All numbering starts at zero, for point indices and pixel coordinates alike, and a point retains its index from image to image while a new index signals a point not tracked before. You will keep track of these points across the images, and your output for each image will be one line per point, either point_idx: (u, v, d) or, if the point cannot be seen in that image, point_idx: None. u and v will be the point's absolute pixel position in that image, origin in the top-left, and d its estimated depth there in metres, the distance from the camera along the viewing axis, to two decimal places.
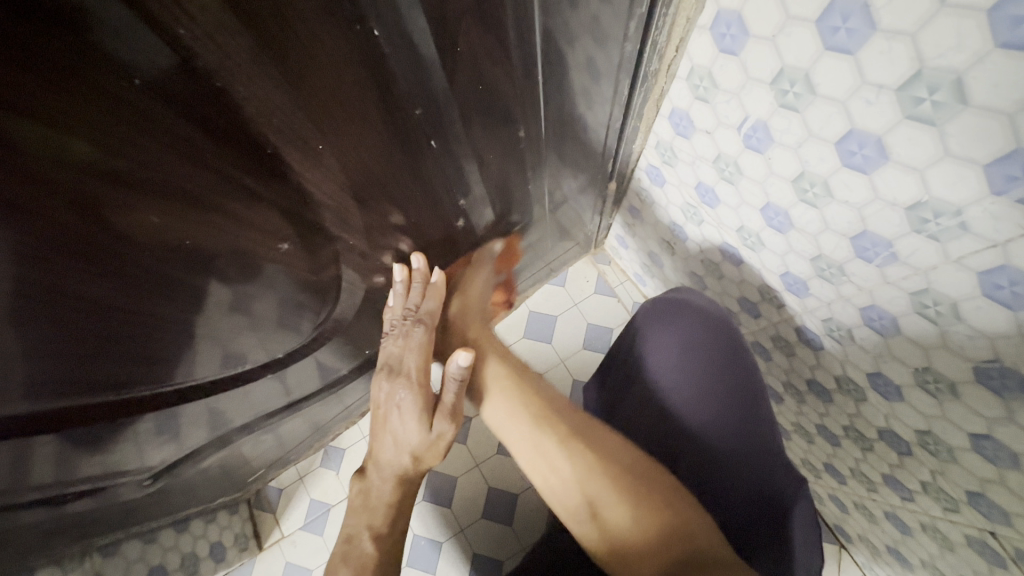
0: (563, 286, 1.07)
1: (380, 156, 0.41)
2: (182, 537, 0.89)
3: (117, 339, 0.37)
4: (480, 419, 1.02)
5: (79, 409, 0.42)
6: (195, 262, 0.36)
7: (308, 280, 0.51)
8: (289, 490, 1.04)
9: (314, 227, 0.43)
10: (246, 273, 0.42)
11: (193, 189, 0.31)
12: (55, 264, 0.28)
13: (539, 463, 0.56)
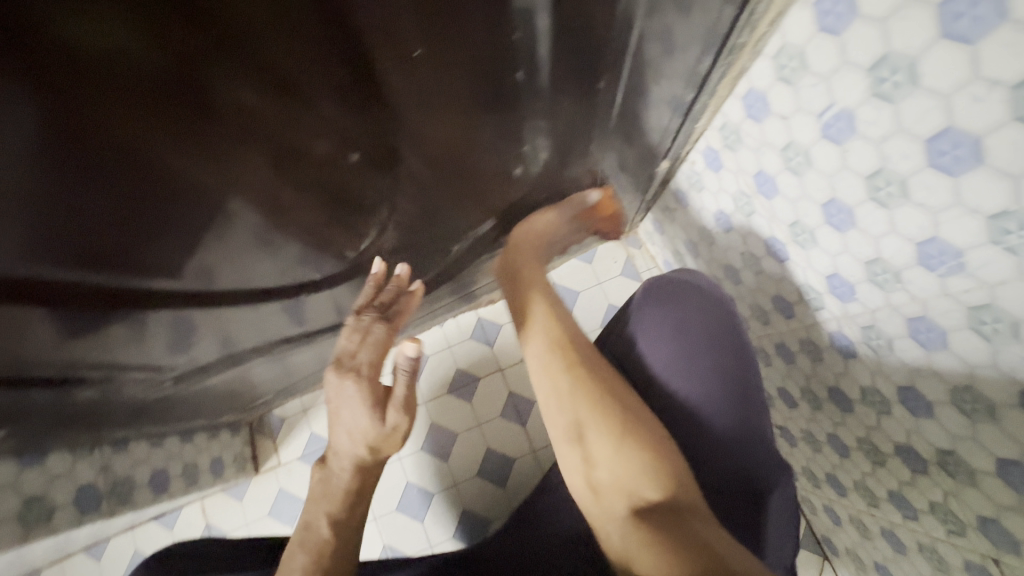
0: (589, 263, 1.06)
1: (428, 71, 0.45)
2: (184, 447, 0.91)
3: (160, 197, 0.41)
4: (487, 381, 1.02)
5: (105, 270, 0.45)
6: (241, 141, 0.41)
7: (333, 195, 0.54)
8: (291, 419, 1.06)
9: None
10: (286, 172, 0.47)
11: (260, 62, 0.35)
12: (124, 99, 0.32)
13: (541, 386, 0.57)
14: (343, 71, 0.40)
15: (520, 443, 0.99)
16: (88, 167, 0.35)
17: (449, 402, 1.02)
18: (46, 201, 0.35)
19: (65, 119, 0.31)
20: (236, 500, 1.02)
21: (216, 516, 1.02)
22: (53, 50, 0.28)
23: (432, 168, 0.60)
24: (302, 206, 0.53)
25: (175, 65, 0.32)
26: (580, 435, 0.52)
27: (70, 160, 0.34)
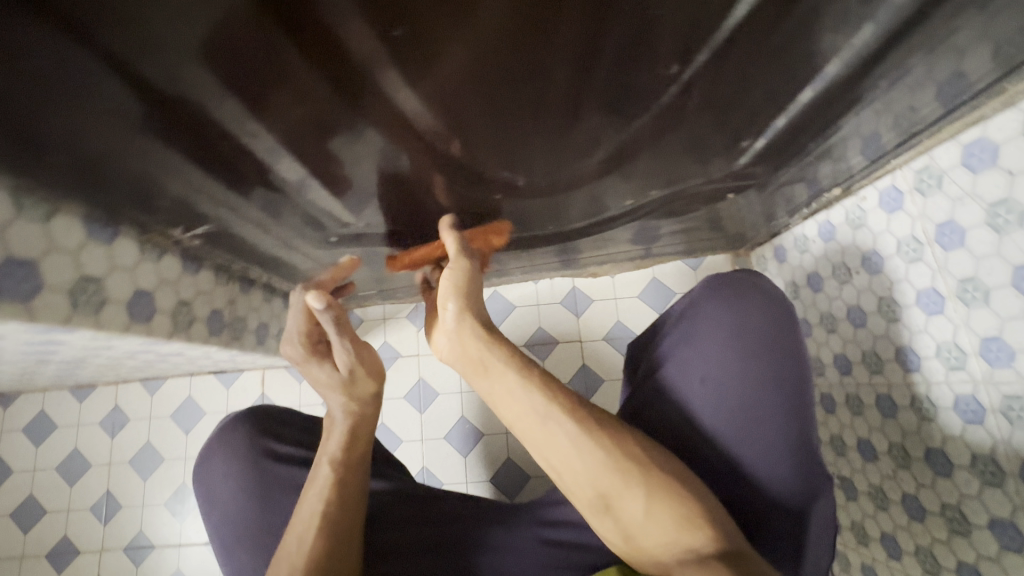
0: (694, 269, 1.07)
1: (686, 104, 0.48)
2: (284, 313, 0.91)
3: (410, 121, 0.44)
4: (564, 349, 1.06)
5: (325, 158, 0.48)
6: (497, 108, 0.44)
7: (526, 172, 0.57)
8: (370, 322, 1.07)
9: (662, 91, 0.44)
10: (506, 142, 0.50)
11: (571, 55, 0.38)
12: (455, 44, 0.35)
13: (546, 449, 0.47)
14: (619, 88, 0.43)
15: None
16: (385, 79, 0.38)
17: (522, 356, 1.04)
18: (336, 90, 0.39)
19: (407, 43, 0.35)
20: (295, 380, 1.06)
21: (273, 388, 1.06)
22: None
23: (626, 173, 0.62)
24: (497, 172, 0.56)
25: (514, 32, 0.35)
26: (606, 505, 0.45)
27: (382, 70, 0.37)
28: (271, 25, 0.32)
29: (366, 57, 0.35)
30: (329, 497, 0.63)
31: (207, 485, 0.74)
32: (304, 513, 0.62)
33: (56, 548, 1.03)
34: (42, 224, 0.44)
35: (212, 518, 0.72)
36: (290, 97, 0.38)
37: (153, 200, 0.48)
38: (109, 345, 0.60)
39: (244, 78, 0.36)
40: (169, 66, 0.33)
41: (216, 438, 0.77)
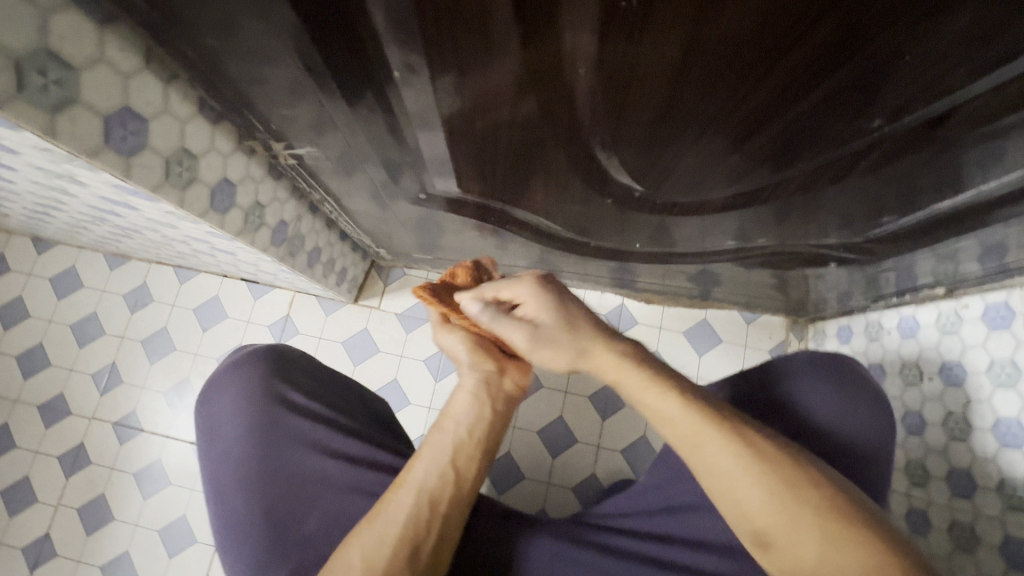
0: (745, 323, 1.04)
1: (849, 152, 0.46)
2: (337, 247, 0.89)
3: (575, 101, 0.42)
4: None
5: (466, 115, 0.46)
6: (669, 111, 0.42)
7: (652, 175, 0.55)
8: (412, 280, 1.05)
9: (825, 131, 0.43)
10: (655, 144, 0.48)
11: (778, 76, 0.37)
12: (674, 40, 0.34)
13: (709, 479, 0.49)
14: (802, 117, 0.41)
15: (590, 432, 0.97)
16: (582, 54, 0.36)
17: None
18: (524, 51, 0.37)
19: (622, 22, 0.32)
20: (322, 313, 1.04)
21: (298, 313, 1.04)
22: None
23: (744, 203, 0.60)
24: (624, 168, 0.54)
25: (738, 44, 0.34)
26: (767, 537, 0.47)
27: (584, 45, 0.35)
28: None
29: (578, 26, 0.33)
30: (400, 527, 0.51)
31: (212, 419, 0.67)
32: (370, 537, 0.51)
33: (49, 403, 1.03)
34: (162, 86, 0.42)
35: (207, 455, 0.65)
36: (475, 45, 0.36)
37: (272, 101, 0.46)
38: (175, 226, 0.60)
39: (444, 14, 0.34)
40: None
41: (230, 367, 0.69)
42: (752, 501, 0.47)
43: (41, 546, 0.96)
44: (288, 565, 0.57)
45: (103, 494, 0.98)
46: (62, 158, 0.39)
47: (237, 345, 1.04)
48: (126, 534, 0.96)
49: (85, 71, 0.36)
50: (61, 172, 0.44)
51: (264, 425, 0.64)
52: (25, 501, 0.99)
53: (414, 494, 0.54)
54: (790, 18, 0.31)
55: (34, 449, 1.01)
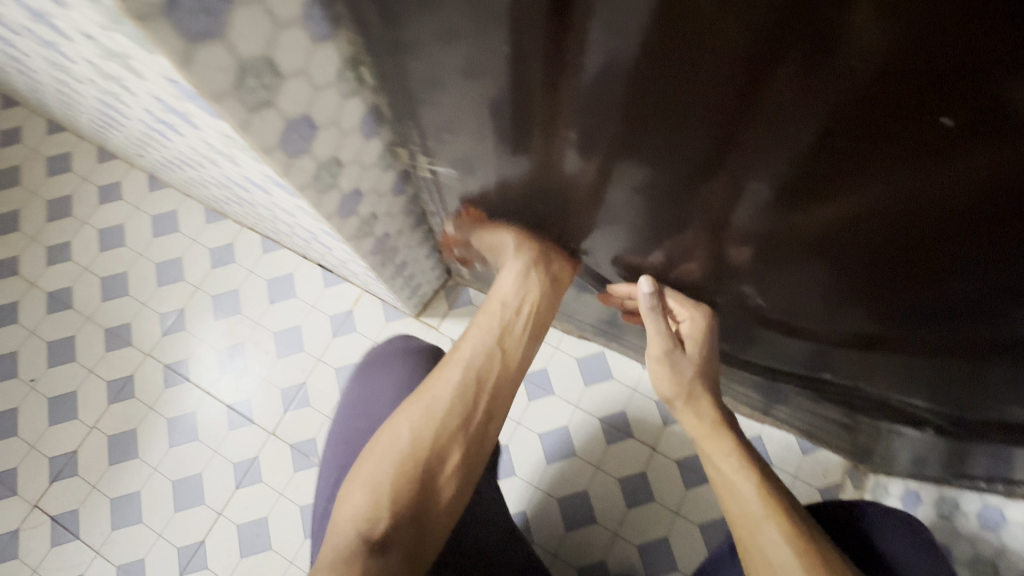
0: (800, 452, 0.98)
1: (953, 335, 0.47)
2: (424, 262, 0.90)
3: (735, 207, 0.42)
4: (634, 447, 0.96)
5: (619, 183, 0.46)
6: (824, 242, 0.42)
7: (771, 291, 0.54)
8: (476, 310, 1.05)
9: (945, 309, 0.44)
10: (792, 265, 0.48)
11: (956, 245, 0.36)
12: (869, 183, 0.34)
13: (755, 546, 0.54)
14: (934, 289, 0.42)
15: (611, 516, 0.93)
16: (766, 171, 0.37)
17: (592, 426, 0.98)
18: (711, 151, 0.37)
19: (821, 151, 0.33)
20: (384, 317, 1.06)
21: (361, 312, 1.06)
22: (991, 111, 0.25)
23: (856, 343, 0.57)
24: (746, 275, 0.54)
25: (914, 209, 0.34)
26: None
27: (774, 164, 0.36)
28: (737, 81, 0.30)
29: (779, 148, 0.34)
30: (452, 406, 0.56)
31: (360, 391, 0.76)
32: (422, 410, 0.55)
33: (116, 328, 1.09)
34: (343, 99, 0.44)
35: (345, 421, 0.74)
36: (667, 131, 0.37)
37: (437, 127, 0.47)
38: (296, 215, 0.62)
39: (654, 98, 0.35)
40: (615, 53, 0.32)
41: (392, 353, 0.78)
42: (776, 550, 0.52)
43: (67, 462, 1.00)
44: None
45: (135, 429, 1.02)
46: (238, 145, 0.42)
47: (295, 325, 1.07)
48: (144, 474, 0.99)
49: (289, 79, 0.38)
50: (227, 151, 0.46)
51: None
52: (66, 414, 1.03)
53: (462, 369, 0.59)
54: (983, 210, 0.32)
55: (89, 368, 1.06)
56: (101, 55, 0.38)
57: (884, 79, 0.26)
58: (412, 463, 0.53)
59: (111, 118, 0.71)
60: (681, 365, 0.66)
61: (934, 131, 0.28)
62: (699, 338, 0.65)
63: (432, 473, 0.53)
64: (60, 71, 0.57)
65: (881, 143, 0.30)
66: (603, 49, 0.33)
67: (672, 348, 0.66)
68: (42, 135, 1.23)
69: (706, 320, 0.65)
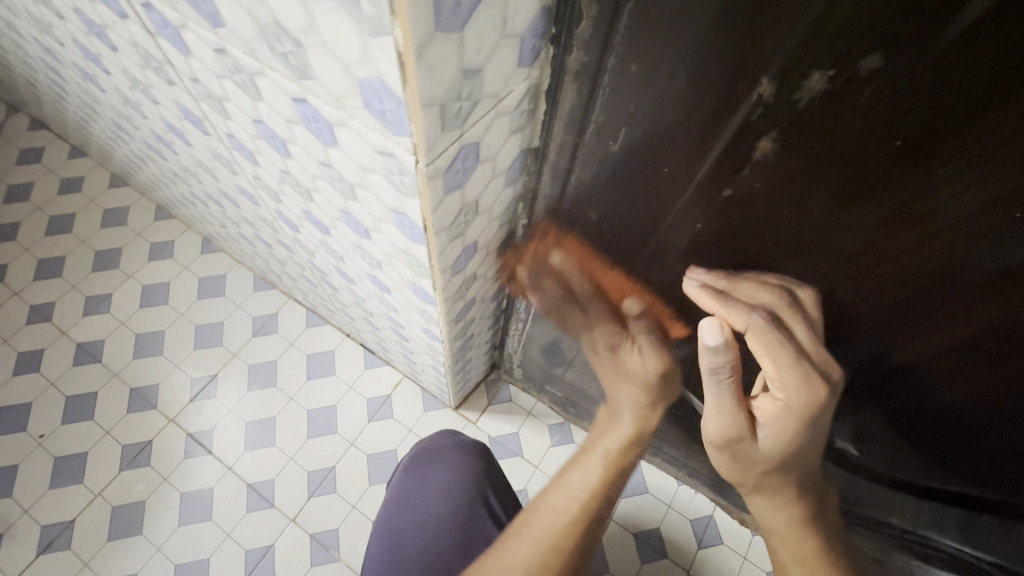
0: None
1: (970, 482, 0.51)
2: (480, 358, 0.92)
3: (868, 367, 0.45)
4: (669, 570, 0.94)
5: None
6: (948, 409, 0.44)
7: (871, 442, 0.55)
8: (515, 407, 1.05)
9: (966, 458, 0.48)
10: (903, 423, 0.50)
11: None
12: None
13: None
14: (953, 435, 0.46)
15: None
16: (921, 341, 0.39)
17: (626, 542, 0.96)
18: (858, 322, 0.41)
19: (887, 309, 0.38)
20: (422, 405, 1.05)
21: (399, 397, 1.06)
22: None
23: (941, 501, 0.57)
24: (845, 423, 0.55)
25: (956, 367, 0.39)
26: None
27: (930, 340, 0.38)
28: (902, 283, 0.35)
29: (940, 331, 0.37)
30: (564, 529, 0.50)
31: (409, 485, 0.72)
32: (524, 540, 0.50)
33: (142, 389, 1.05)
34: (498, 227, 0.49)
35: (394, 515, 0.70)
36: (826, 303, 0.40)
37: (572, 257, 0.53)
38: (398, 310, 0.65)
39: (825, 278, 0.38)
40: (794, 242, 0.36)
41: (439, 449, 0.74)
42: None
43: (61, 531, 0.93)
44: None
45: (143, 502, 0.95)
46: (411, 262, 0.46)
47: (331, 405, 1.05)
48: (145, 554, 0.91)
49: (480, 214, 0.43)
50: (379, 258, 0.51)
51: (461, 514, 0.70)
52: (70, 477, 0.97)
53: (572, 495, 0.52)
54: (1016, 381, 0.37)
55: (105, 429, 1.01)
56: (318, 176, 0.42)
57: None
58: None
59: (231, 201, 0.73)
60: (751, 456, 0.51)
61: (991, 319, 0.33)
62: (790, 421, 0.47)
63: None
64: (221, 162, 0.58)
65: (943, 315, 0.35)
66: (784, 238, 0.36)
67: (739, 432, 0.50)
68: (104, 188, 1.27)
69: (808, 402, 0.46)
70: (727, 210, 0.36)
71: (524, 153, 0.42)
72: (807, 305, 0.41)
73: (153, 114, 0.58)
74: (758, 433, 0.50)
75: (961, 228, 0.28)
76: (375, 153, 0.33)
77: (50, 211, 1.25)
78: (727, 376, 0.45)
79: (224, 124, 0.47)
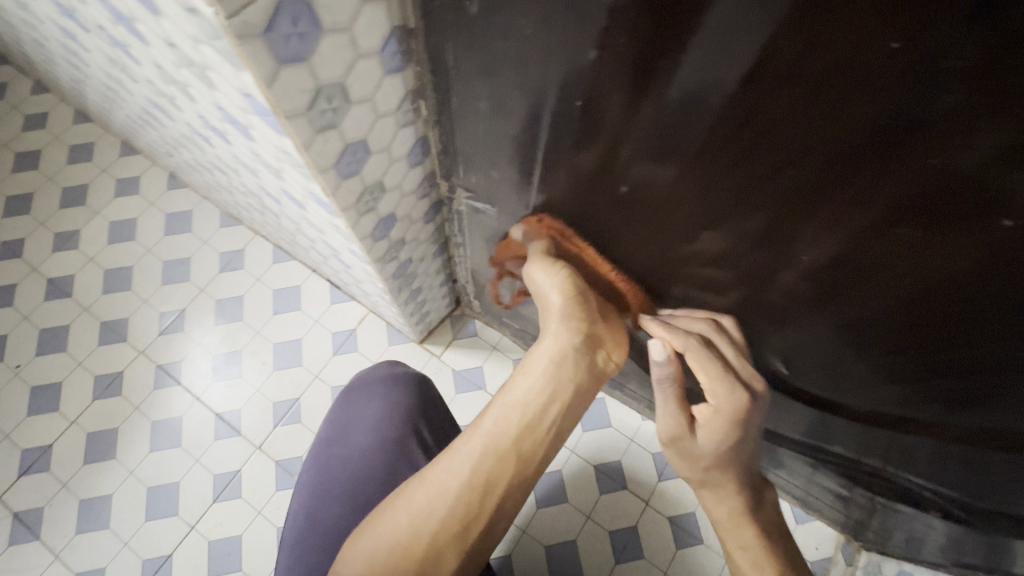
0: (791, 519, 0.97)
1: (893, 397, 0.48)
2: (437, 290, 0.90)
3: (777, 274, 0.41)
4: (627, 500, 0.95)
5: (650, 228, 0.45)
6: (860, 318, 0.40)
7: (804, 362, 0.52)
8: (481, 343, 1.04)
9: (887, 371, 0.45)
10: (823, 338, 0.46)
11: (1006, 348, 0.35)
12: (931, 274, 0.32)
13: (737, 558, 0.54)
14: (870, 346, 0.43)
15: (598, 569, 0.91)
16: (820, 241, 0.35)
17: (586, 473, 0.96)
18: (756, 216, 0.36)
19: (782, 194, 0.33)
20: (387, 339, 1.05)
21: (364, 332, 1.05)
22: (937, 184, 0.27)
23: (880, 424, 0.54)
24: (780, 343, 0.52)
25: (860, 265, 0.35)
26: None
27: (828, 242, 0.34)
28: (796, 154, 0.30)
29: (832, 232, 0.33)
30: (449, 499, 0.44)
31: (340, 416, 0.71)
32: (426, 493, 0.44)
33: (112, 323, 1.07)
34: (396, 128, 0.45)
35: (322, 447, 0.69)
36: (724, 192, 0.36)
37: (484, 162, 0.49)
38: (324, 231, 0.62)
39: (715, 166, 0.34)
40: (676, 121, 0.32)
41: (370, 378, 0.74)
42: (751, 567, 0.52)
43: (39, 455, 0.97)
44: (339, 518, 0.63)
45: (116, 429, 0.98)
46: (291, 161, 0.42)
47: (296, 338, 1.05)
48: (119, 477, 0.95)
49: (356, 105, 0.39)
50: (274, 165, 0.48)
51: (389, 447, 0.68)
52: (46, 406, 1.00)
53: (471, 467, 0.45)
54: (918, 276, 0.33)
55: (77, 360, 1.04)
56: (177, 62, 0.39)
57: (961, 179, 0.26)
58: (403, 572, 0.42)
59: (155, 119, 0.69)
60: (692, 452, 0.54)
61: (886, 194, 0.29)
62: (724, 426, 0.52)
63: (426, 573, 0.43)
64: (118, 67, 0.55)
65: (840, 195, 0.31)
66: (665, 116, 0.32)
67: (681, 430, 0.54)
68: (68, 123, 1.25)
69: (735, 408, 0.51)
70: (604, 77, 0.32)
71: (398, 29, 0.37)
72: (731, 331, 0.52)
73: (46, 17, 0.55)
74: (698, 433, 0.53)
75: (852, 61, 0.24)
76: (186, 14, 0.29)
77: (16, 147, 1.23)
78: (671, 387, 0.52)
79: (88, 12, 0.43)
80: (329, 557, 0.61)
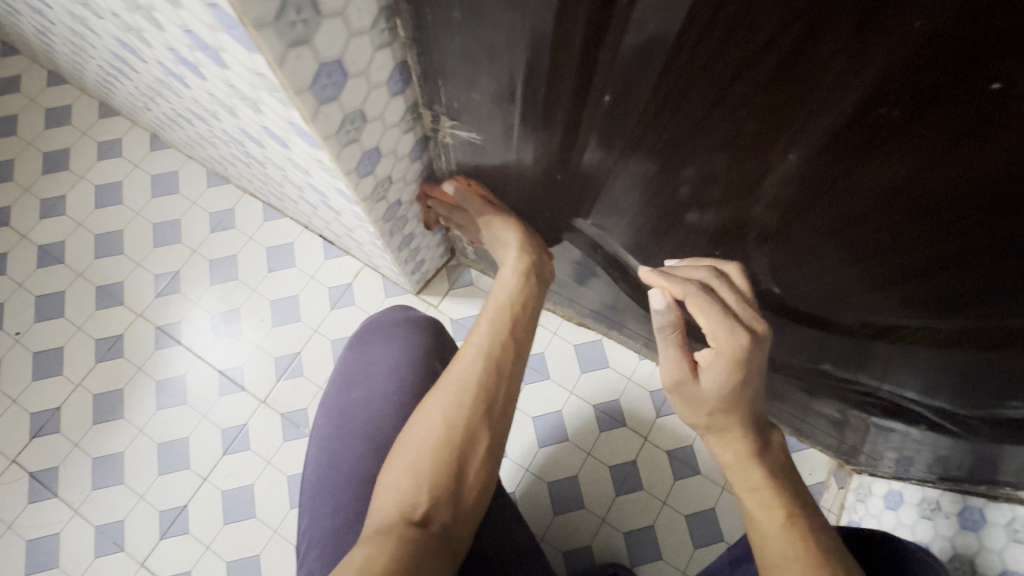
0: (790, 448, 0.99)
1: (876, 305, 0.49)
2: (431, 238, 0.89)
3: (758, 184, 0.41)
4: (626, 436, 0.97)
5: (636, 145, 0.44)
6: (841, 222, 0.41)
7: (791, 280, 0.52)
8: (477, 292, 1.04)
9: (870, 278, 0.46)
10: (806, 249, 0.46)
11: (978, 231, 0.35)
12: (906, 159, 0.32)
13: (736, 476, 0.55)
14: (850, 250, 0.44)
15: (599, 502, 0.94)
16: (801, 138, 0.35)
17: (586, 413, 0.98)
18: (736, 118, 0.36)
19: (760, 90, 0.32)
20: (383, 292, 1.05)
21: (360, 286, 1.05)
22: (914, 55, 0.26)
23: (870, 338, 0.55)
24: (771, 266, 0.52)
25: (838, 160, 0.35)
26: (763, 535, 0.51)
27: (807, 136, 0.34)
28: (770, 41, 0.29)
29: (810, 124, 0.33)
30: (469, 376, 0.51)
31: (357, 363, 0.72)
32: (445, 396, 0.50)
33: (108, 286, 1.07)
34: (372, 50, 0.44)
35: (341, 391, 0.70)
36: (704, 94, 0.35)
37: (465, 86, 0.47)
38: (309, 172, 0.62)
39: (691, 64, 0.33)
40: (655, 13, 0.31)
41: (387, 323, 0.75)
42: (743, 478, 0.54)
43: (48, 418, 0.98)
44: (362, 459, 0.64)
45: (122, 390, 1.00)
46: (266, 85, 0.41)
47: (293, 295, 1.05)
48: (129, 435, 0.97)
49: (327, 19, 0.38)
50: (250, 96, 0.47)
51: (408, 391, 0.68)
52: (50, 370, 1.01)
53: (480, 354, 0.54)
54: (894, 164, 0.33)
55: (77, 325, 1.04)
56: None
57: (939, 44, 0.25)
58: (446, 450, 0.47)
59: (128, 66, 0.67)
60: (695, 398, 0.54)
61: (864, 74, 0.28)
62: (726, 368, 0.51)
63: (467, 450, 0.48)
64: (81, 3, 0.53)
65: (819, 82, 0.30)
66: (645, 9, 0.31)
67: (683, 374, 0.54)
68: (42, 86, 1.21)
69: (736, 350, 0.50)
70: None
71: None
72: (734, 277, 0.53)
73: None
74: (702, 378, 0.53)
75: None
76: None
77: None
78: (672, 332, 0.54)
79: None
80: (346, 494, 0.62)
